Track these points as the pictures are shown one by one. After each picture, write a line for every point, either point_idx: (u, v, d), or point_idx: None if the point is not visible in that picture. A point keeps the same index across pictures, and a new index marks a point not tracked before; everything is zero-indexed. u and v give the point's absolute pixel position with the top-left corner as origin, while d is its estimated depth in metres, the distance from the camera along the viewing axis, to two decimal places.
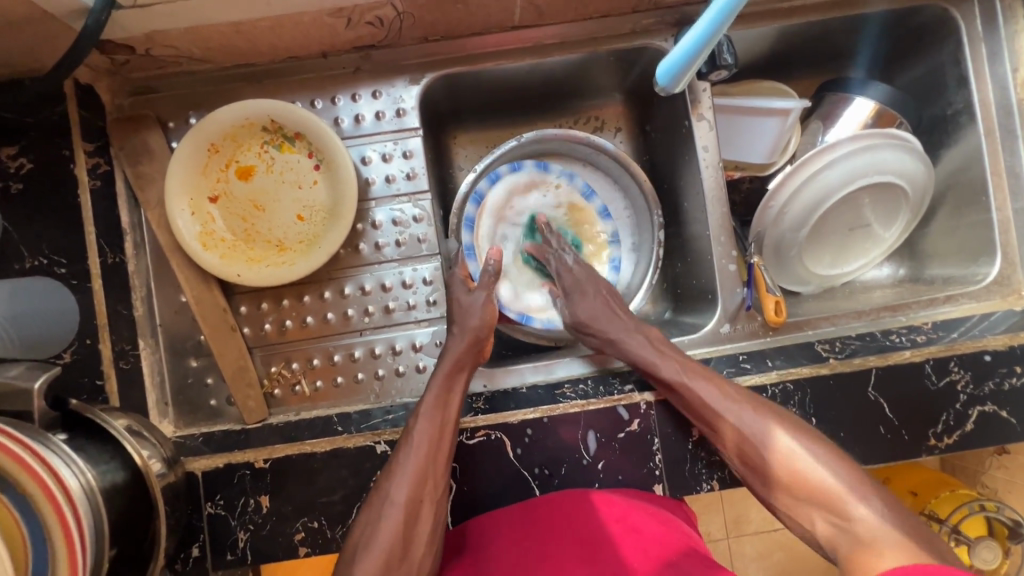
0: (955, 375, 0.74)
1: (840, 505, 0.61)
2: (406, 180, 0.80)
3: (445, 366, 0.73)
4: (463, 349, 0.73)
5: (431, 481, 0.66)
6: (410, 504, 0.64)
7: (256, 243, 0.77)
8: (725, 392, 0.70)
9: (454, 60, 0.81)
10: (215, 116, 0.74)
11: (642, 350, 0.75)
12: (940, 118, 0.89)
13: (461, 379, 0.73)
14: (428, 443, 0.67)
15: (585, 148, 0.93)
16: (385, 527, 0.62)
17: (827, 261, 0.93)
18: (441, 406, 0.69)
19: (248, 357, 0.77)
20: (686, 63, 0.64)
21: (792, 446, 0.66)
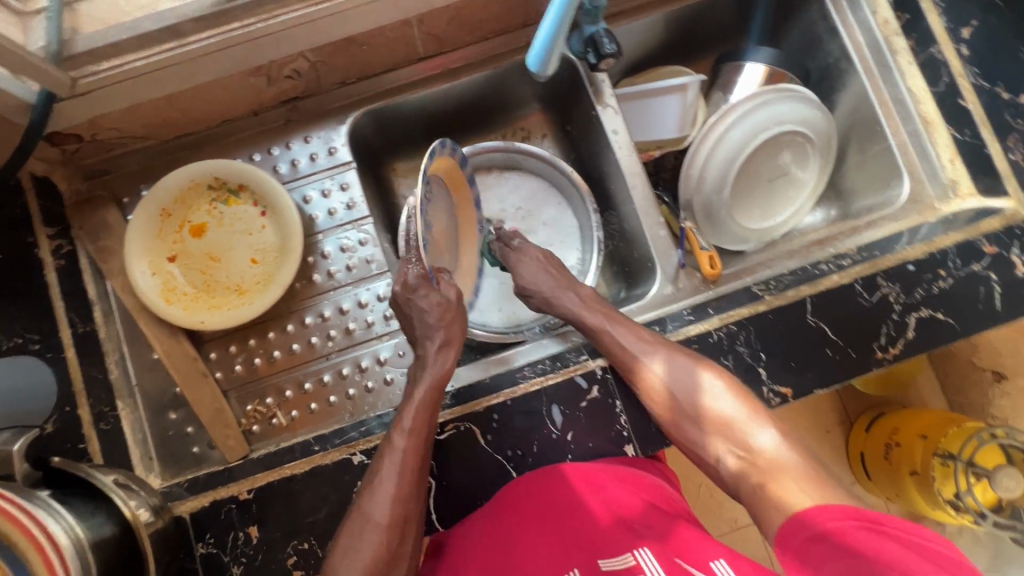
0: (885, 290, 0.78)
1: (741, 434, 0.69)
2: (347, 210, 0.86)
3: (430, 379, 0.74)
4: (444, 367, 0.75)
5: (412, 497, 0.68)
6: (391, 524, 0.66)
7: (217, 291, 0.83)
8: (649, 342, 0.75)
9: (375, 97, 0.90)
10: (162, 182, 0.81)
11: (585, 315, 0.81)
12: (825, 68, 0.97)
13: (439, 391, 0.74)
14: (412, 459, 0.69)
15: (513, 155, 1.02)
16: (368, 544, 0.65)
17: (757, 216, 0.99)
18: (423, 419, 0.71)
19: (223, 400, 0.80)
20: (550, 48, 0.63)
21: (711, 386, 0.71)
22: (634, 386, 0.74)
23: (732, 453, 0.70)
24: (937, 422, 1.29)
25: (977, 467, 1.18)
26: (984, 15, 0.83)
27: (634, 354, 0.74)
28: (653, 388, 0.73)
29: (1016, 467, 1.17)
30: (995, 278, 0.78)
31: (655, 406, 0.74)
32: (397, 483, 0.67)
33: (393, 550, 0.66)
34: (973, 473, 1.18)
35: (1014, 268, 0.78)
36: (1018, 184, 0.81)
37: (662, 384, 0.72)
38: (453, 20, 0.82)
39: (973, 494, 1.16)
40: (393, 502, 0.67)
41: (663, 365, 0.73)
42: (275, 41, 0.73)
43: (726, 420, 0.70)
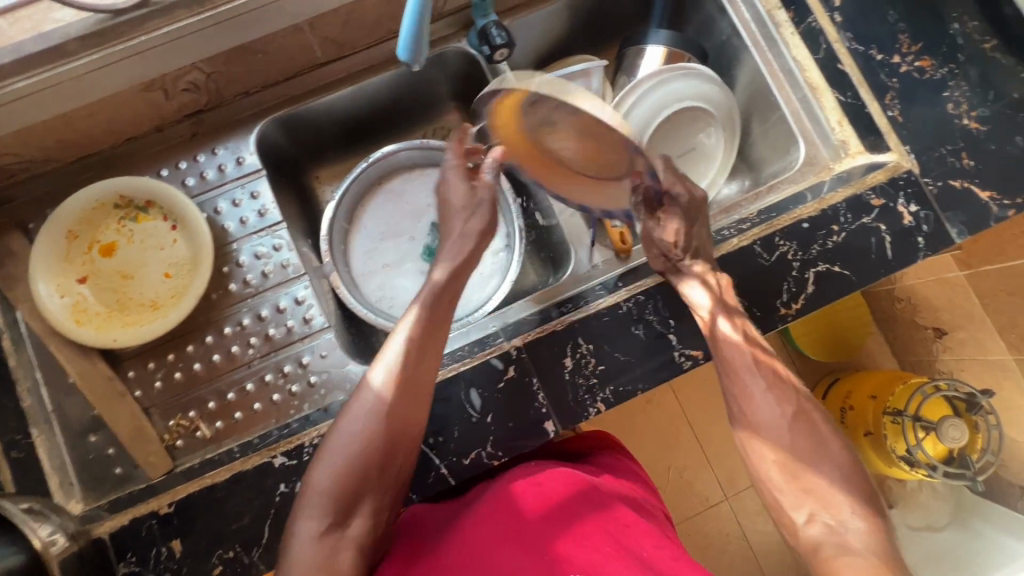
0: (783, 248, 0.81)
1: (836, 510, 0.62)
2: (259, 218, 0.87)
3: (444, 272, 0.77)
4: (455, 260, 0.78)
5: (414, 391, 0.68)
6: (385, 415, 0.66)
7: (131, 308, 0.82)
8: (779, 378, 0.71)
9: (281, 105, 0.91)
10: (65, 205, 0.80)
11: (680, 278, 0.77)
12: (720, 45, 1.02)
13: (453, 283, 0.77)
14: (415, 347, 0.70)
15: (429, 154, 1.04)
16: (359, 436, 0.65)
17: None
18: (439, 316, 0.74)
19: (143, 417, 0.79)
20: (414, 30, 0.60)
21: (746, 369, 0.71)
22: (751, 410, 0.70)
23: (808, 509, 0.63)
24: (886, 383, 1.35)
25: (924, 421, 1.23)
26: None
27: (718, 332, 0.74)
28: (771, 423, 0.68)
29: (961, 418, 1.22)
30: (883, 229, 0.82)
31: (763, 445, 0.68)
32: (402, 369, 0.68)
33: (388, 444, 0.66)
34: (920, 428, 1.23)
35: (901, 218, 0.82)
36: (899, 139, 0.85)
37: (775, 421, 0.68)
38: (347, 22, 0.84)
39: (922, 447, 1.22)
40: (393, 390, 0.67)
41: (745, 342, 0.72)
42: (164, 55, 0.73)
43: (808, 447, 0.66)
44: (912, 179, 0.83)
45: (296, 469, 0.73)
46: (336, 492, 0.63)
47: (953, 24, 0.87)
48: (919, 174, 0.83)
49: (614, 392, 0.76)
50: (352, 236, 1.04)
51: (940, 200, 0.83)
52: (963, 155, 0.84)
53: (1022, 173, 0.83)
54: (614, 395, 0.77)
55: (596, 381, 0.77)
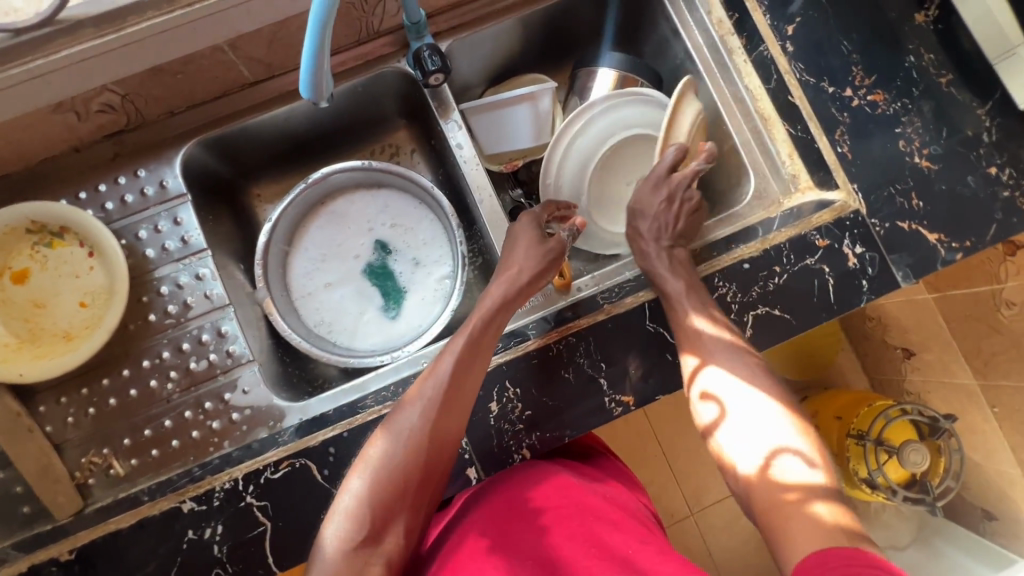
0: (722, 290, 0.79)
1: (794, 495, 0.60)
2: (181, 245, 0.83)
3: (490, 300, 0.75)
4: (505, 292, 0.75)
5: (455, 414, 0.67)
6: (421, 441, 0.65)
7: (42, 340, 0.79)
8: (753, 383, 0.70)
9: (209, 125, 0.86)
10: None
11: (664, 271, 0.76)
12: (675, 68, 0.98)
13: (500, 316, 0.74)
14: (463, 379, 0.68)
15: (375, 175, 1.01)
16: (396, 457, 0.64)
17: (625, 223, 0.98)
18: (484, 344, 0.72)
19: (53, 454, 0.76)
20: (308, 70, 0.56)
21: (719, 440, 0.69)
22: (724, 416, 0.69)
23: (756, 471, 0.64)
24: (852, 405, 1.33)
25: (887, 444, 1.21)
26: (807, 11, 0.86)
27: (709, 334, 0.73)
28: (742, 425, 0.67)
29: (923, 443, 1.19)
30: (827, 271, 0.79)
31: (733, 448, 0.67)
32: (446, 394, 0.67)
33: (427, 464, 0.65)
34: (882, 451, 1.21)
35: (846, 259, 0.79)
36: (847, 176, 0.82)
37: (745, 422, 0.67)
38: (272, 43, 0.80)
39: (883, 471, 1.21)
40: (434, 413, 0.66)
41: (718, 398, 0.70)
42: (68, 80, 0.69)
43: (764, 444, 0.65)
44: (859, 220, 0.80)
45: (204, 515, 0.70)
46: (371, 506, 0.61)
47: (909, 56, 0.84)
48: (866, 214, 0.80)
49: (540, 438, 0.74)
50: (292, 258, 1.00)
51: (886, 241, 0.80)
52: (913, 195, 0.81)
53: (972, 214, 0.80)
54: (540, 441, 0.74)
55: (522, 427, 0.74)
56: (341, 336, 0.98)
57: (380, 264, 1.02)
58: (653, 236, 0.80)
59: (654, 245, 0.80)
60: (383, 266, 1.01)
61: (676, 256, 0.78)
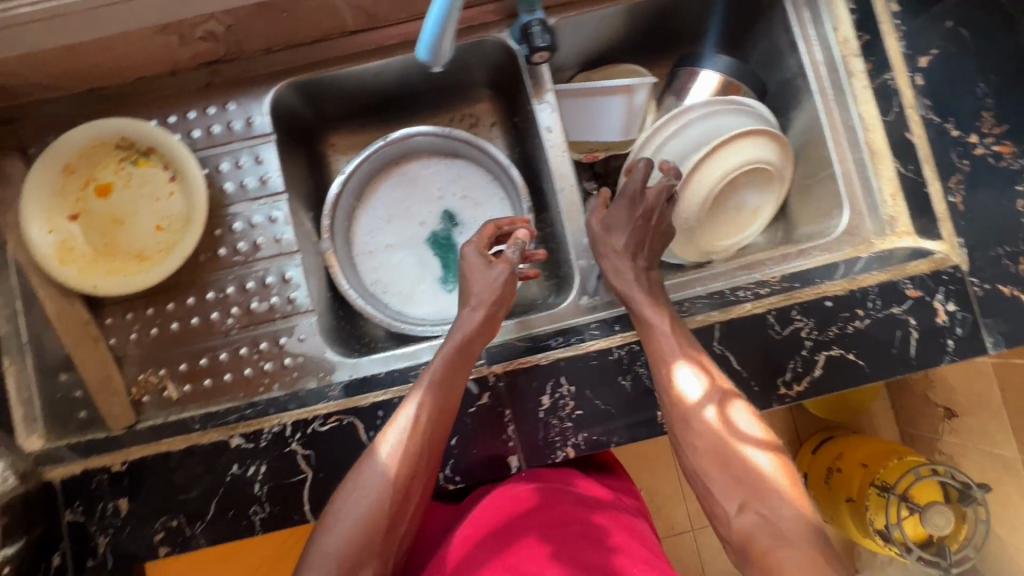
0: (798, 323, 0.75)
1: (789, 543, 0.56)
2: (261, 184, 0.84)
3: (455, 339, 0.71)
4: (474, 327, 0.72)
5: (424, 455, 0.66)
6: (394, 483, 0.63)
7: (117, 256, 0.80)
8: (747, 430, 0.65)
9: (301, 68, 0.85)
10: (65, 138, 0.77)
11: (638, 295, 0.75)
12: (783, 83, 0.93)
13: (466, 351, 0.71)
14: (432, 422, 0.66)
15: (453, 143, 0.99)
16: (368, 501, 0.62)
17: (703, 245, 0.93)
18: (454, 385, 0.69)
19: (113, 367, 0.79)
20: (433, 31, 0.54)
21: (713, 485, 0.63)
22: (715, 467, 0.64)
23: (749, 507, 0.60)
24: (881, 453, 1.25)
25: (911, 501, 1.14)
26: (945, 44, 0.80)
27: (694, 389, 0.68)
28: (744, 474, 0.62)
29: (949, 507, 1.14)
30: (912, 323, 0.75)
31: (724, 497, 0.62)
32: (414, 438, 0.65)
33: (396, 511, 0.63)
34: (905, 507, 1.14)
35: (935, 315, 0.75)
36: (953, 228, 0.77)
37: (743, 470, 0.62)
38: None
39: (902, 526, 1.14)
40: (403, 455, 0.64)
41: (720, 448, 0.64)
42: (182, 5, 0.68)
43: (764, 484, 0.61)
44: (957, 275, 0.76)
45: (250, 453, 0.72)
46: (348, 551, 0.60)
47: None
48: (967, 271, 0.76)
49: (586, 440, 0.73)
50: (358, 213, 1.00)
51: (982, 303, 0.75)
52: (1021, 260, 0.76)
53: None
54: (586, 442, 0.73)
55: (570, 425, 0.73)
56: (393, 298, 0.99)
57: (443, 233, 1.01)
58: (623, 249, 0.79)
59: (627, 264, 0.77)
60: (447, 234, 1.01)
61: (651, 279, 0.77)
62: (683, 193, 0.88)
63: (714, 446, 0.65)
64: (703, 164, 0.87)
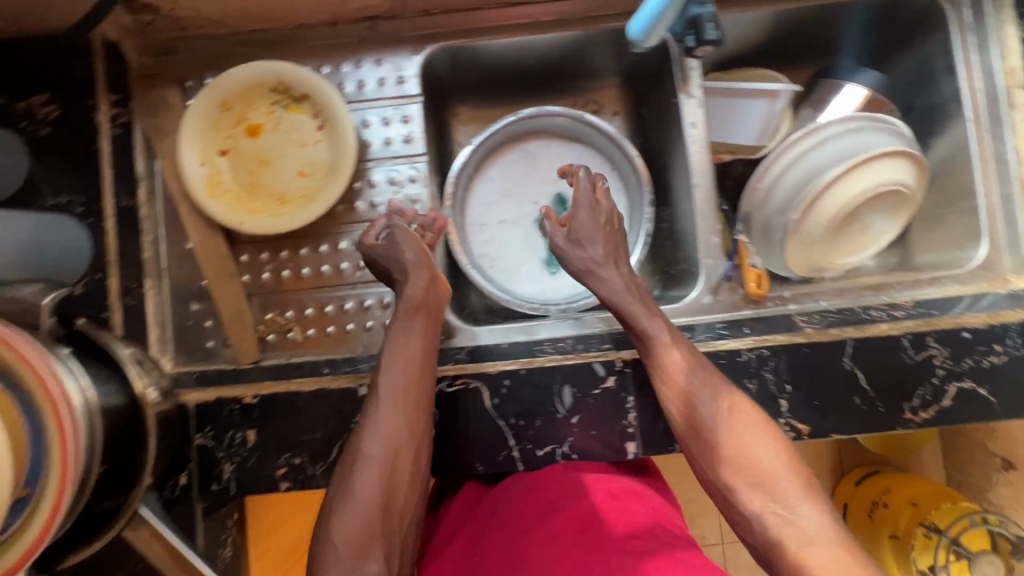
0: (932, 351, 0.74)
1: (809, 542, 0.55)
2: (404, 143, 0.85)
3: (400, 307, 0.73)
4: (421, 292, 0.73)
5: (407, 430, 0.66)
6: (381, 458, 0.64)
7: (260, 196, 0.82)
8: (755, 429, 0.64)
9: (457, 34, 0.86)
10: (227, 74, 0.79)
11: (629, 301, 0.74)
12: (930, 107, 0.91)
13: (423, 318, 0.72)
14: (404, 395, 0.67)
15: (579, 127, 0.98)
16: (362, 481, 0.62)
17: (816, 260, 0.92)
18: (409, 352, 0.70)
19: (245, 303, 0.80)
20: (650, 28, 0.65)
21: (730, 492, 0.62)
22: (727, 476, 0.62)
23: (768, 509, 0.59)
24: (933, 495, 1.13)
25: (963, 549, 1.04)
26: None
27: (695, 396, 0.67)
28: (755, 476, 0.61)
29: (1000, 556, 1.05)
30: None
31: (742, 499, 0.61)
32: (391, 414, 0.65)
33: (390, 485, 0.63)
34: (954, 553, 1.05)
35: None
36: None
37: (758, 473, 0.61)
38: None
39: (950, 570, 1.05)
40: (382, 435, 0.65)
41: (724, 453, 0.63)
42: None
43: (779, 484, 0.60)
44: None
45: None
46: (358, 535, 0.60)
47: None
48: None
49: None
50: (475, 184, 1.01)
51: None
52: None
53: None
54: None
55: None
56: (498, 273, 0.99)
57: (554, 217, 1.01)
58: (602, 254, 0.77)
59: (613, 272, 0.76)
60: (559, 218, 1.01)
61: (629, 279, 0.76)
62: (814, 206, 0.87)
63: (727, 453, 0.63)
64: (840, 180, 0.85)
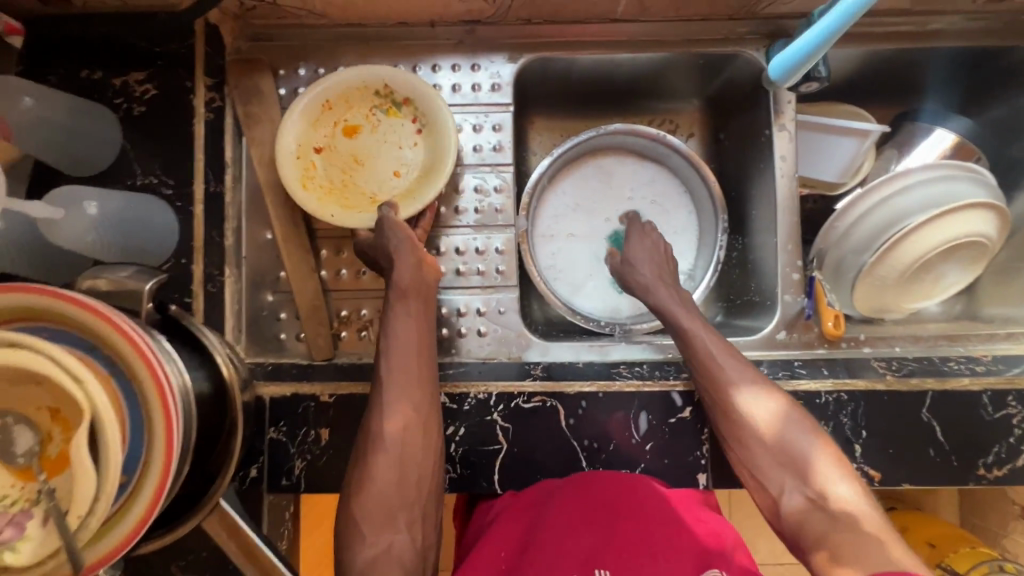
0: (1012, 409, 0.74)
1: (849, 520, 0.56)
2: (493, 152, 0.84)
3: (393, 295, 0.71)
4: (409, 274, 0.71)
5: (412, 412, 0.66)
6: (396, 440, 0.64)
7: (351, 194, 0.81)
8: (785, 413, 0.67)
9: (553, 45, 0.85)
10: (336, 74, 0.79)
11: (677, 309, 0.78)
12: (1019, 160, 0.91)
13: (410, 301, 0.71)
14: (408, 381, 0.67)
15: (657, 147, 0.97)
16: (380, 467, 0.63)
17: (885, 303, 0.91)
18: (407, 338, 0.69)
19: (322, 299, 0.80)
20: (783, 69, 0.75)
21: (764, 475, 0.65)
22: (757, 453, 0.66)
23: (802, 494, 0.62)
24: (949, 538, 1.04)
25: None
26: None
27: (730, 383, 0.70)
28: (788, 458, 0.64)
29: None
30: None
31: (778, 479, 0.64)
32: (396, 401, 0.65)
33: (403, 469, 0.64)
34: None
35: None
36: None
37: (791, 454, 0.64)
38: None
39: None
40: (391, 422, 0.65)
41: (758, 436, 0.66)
42: None
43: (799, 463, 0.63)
44: None
45: (452, 413, 0.73)
46: (378, 510, 0.61)
47: None
48: None
49: None
50: (548, 194, 0.99)
51: None
52: None
53: None
54: None
55: None
56: (562, 286, 0.98)
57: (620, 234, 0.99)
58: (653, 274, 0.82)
59: (665, 287, 0.80)
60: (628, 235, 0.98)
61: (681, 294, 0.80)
62: (892, 250, 0.86)
63: (758, 433, 0.66)
64: (924, 227, 0.84)
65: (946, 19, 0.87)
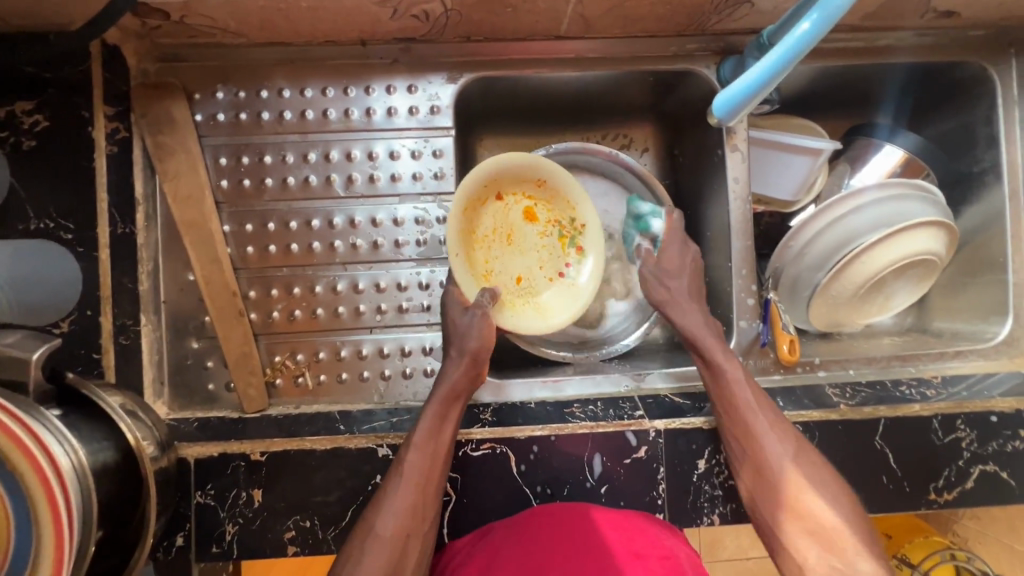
0: (961, 433, 0.74)
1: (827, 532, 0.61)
2: (434, 179, 0.79)
3: (440, 393, 0.68)
4: (459, 375, 0.68)
5: (416, 517, 0.62)
6: (393, 540, 0.60)
7: (477, 248, 0.74)
8: (774, 421, 0.68)
9: (496, 64, 0.80)
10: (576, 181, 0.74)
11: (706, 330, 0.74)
12: (965, 176, 0.91)
13: (456, 406, 0.68)
14: (426, 479, 0.64)
15: (609, 166, 0.92)
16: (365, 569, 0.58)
17: (835, 317, 0.89)
18: (438, 440, 0.65)
19: (252, 344, 0.75)
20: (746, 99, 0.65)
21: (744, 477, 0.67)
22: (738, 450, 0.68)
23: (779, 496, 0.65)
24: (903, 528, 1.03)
25: None
26: None
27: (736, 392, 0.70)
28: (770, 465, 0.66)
29: None
30: None
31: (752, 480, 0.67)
32: (404, 500, 0.62)
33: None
34: None
35: None
36: None
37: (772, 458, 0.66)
38: (610, 10, 0.73)
39: None
40: (396, 519, 0.61)
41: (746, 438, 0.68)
42: None
43: (774, 466, 0.66)
44: None
45: None
46: None
47: None
48: None
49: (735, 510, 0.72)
50: None
51: None
52: None
53: None
54: (732, 513, 0.73)
55: (721, 494, 0.72)
56: None
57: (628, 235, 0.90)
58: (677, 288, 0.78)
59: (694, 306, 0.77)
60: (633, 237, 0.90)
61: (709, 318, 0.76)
62: (848, 268, 0.84)
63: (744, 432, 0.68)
64: (879, 246, 0.83)
65: (895, 35, 0.86)
